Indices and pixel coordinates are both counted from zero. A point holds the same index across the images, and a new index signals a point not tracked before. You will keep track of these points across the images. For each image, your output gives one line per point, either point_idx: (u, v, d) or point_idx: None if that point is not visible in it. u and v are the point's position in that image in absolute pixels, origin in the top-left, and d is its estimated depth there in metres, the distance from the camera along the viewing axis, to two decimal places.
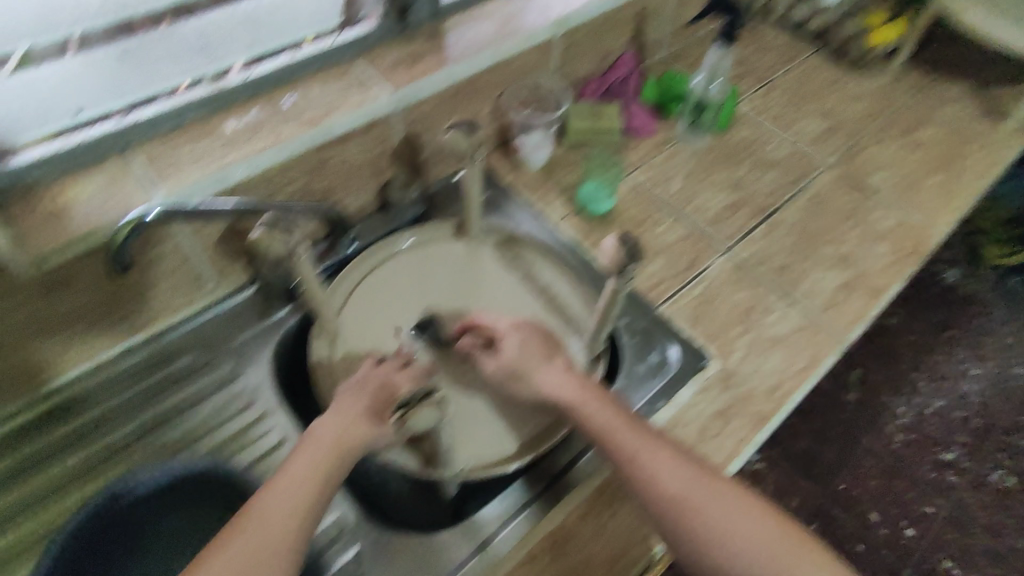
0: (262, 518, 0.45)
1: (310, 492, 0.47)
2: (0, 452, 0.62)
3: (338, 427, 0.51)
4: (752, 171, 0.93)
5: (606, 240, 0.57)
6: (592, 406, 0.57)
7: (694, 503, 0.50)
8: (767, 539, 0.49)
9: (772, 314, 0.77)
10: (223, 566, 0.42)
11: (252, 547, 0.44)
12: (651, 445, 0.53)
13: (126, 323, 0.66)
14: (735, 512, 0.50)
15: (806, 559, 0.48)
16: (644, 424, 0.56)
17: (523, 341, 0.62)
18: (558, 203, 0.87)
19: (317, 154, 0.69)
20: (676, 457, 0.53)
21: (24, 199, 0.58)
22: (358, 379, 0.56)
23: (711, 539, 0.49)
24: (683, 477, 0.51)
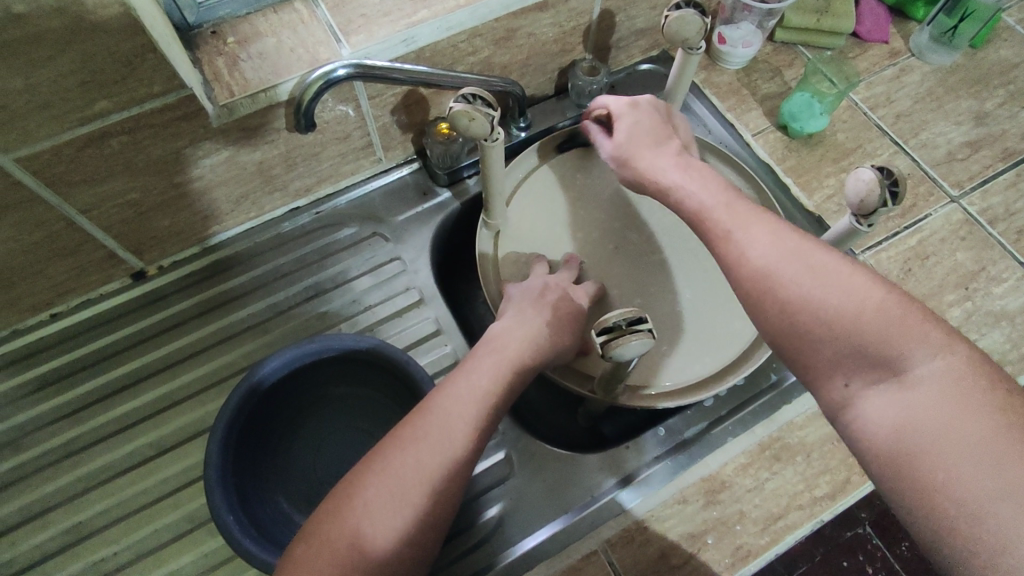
0: (440, 416, 0.42)
1: (493, 403, 0.44)
2: (177, 293, 0.64)
3: (518, 335, 0.48)
4: (1007, 103, 0.75)
5: (862, 170, 0.46)
6: (691, 186, 0.49)
7: (778, 271, 0.40)
8: (876, 314, 0.37)
9: (1001, 284, 0.65)
10: (403, 459, 0.40)
11: (435, 447, 0.41)
12: (748, 217, 0.44)
13: (296, 183, 0.65)
14: (832, 276, 0.39)
15: (922, 336, 0.35)
16: (745, 202, 0.46)
17: (635, 125, 0.55)
18: (754, 113, 0.75)
19: (510, 21, 0.61)
20: (774, 228, 0.43)
21: (213, 37, 0.54)
22: (535, 291, 0.54)
23: (794, 311, 0.39)
24: (778, 247, 0.41)
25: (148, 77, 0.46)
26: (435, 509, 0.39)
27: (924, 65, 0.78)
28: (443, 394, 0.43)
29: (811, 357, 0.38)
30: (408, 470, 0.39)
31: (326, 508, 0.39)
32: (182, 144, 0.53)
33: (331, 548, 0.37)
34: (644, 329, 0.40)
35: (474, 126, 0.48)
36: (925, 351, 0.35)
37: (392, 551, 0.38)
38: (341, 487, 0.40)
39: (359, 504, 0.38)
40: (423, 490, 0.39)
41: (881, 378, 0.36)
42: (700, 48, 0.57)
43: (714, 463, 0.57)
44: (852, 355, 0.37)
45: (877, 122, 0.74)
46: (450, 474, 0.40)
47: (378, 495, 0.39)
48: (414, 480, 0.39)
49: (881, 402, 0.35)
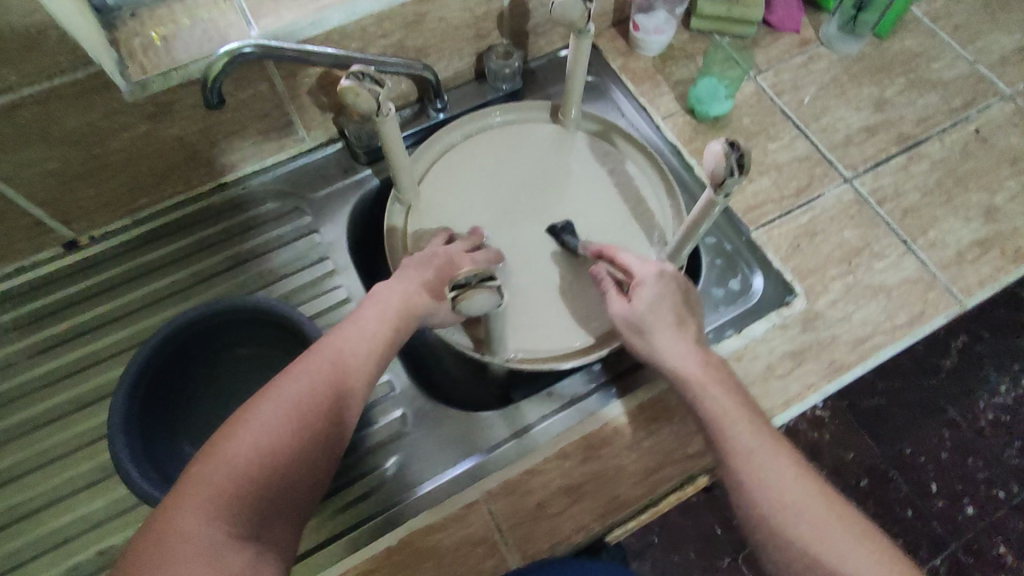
0: (330, 359, 0.49)
1: (381, 347, 0.51)
2: (104, 262, 0.68)
3: (402, 289, 0.54)
4: (907, 90, 0.79)
5: (714, 143, 0.50)
6: (714, 386, 0.52)
7: (753, 455, 0.49)
8: (874, 564, 0.44)
9: (883, 260, 0.68)
10: (295, 391, 0.46)
11: (328, 380, 0.47)
12: (717, 381, 0.53)
13: (220, 160, 0.69)
14: (840, 523, 0.46)
15: (843, 528, 0.46)
16: (724, 371, 0.54)
17: (658, 297, 0.55)
18: (667, 98, 0.79)
19: (416, 7, 0.65)
20: (745, 411, 0.51)
21: (130, 19, 0.58)
22: (425, 255, 0.58)
23: (759, 481, 0.48)
24: (750, 427, 0.50)
25: (54, 53, 0.50)
26: (329, 432, 0.46)
27: (832, 54, 0.81)
28: (333, 338, 0.50)
29: (756, 514, 0.48)
30: (304, 398, 0.46)
31: (223, 431, 0.44)
32: (96, 118, 0.57)
33: (232, 464, 0.42)
34: (492, 285, 0.44)
35: (360, 102, 0.52)
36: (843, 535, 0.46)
37: (290, 466, 0.43)
38: (239, 415, 0.44)
39: (256, 425, 0.44)
40: (317, 420, 0.45)
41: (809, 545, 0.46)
42: (589, 32, 0.61)
43: (596, 422, 0.61)
44: None
45: (782, 107, 0.78)
46: (343, 404, 0.47)
47: (276, 418, 0.44)
48: (308, 410, 0.45)
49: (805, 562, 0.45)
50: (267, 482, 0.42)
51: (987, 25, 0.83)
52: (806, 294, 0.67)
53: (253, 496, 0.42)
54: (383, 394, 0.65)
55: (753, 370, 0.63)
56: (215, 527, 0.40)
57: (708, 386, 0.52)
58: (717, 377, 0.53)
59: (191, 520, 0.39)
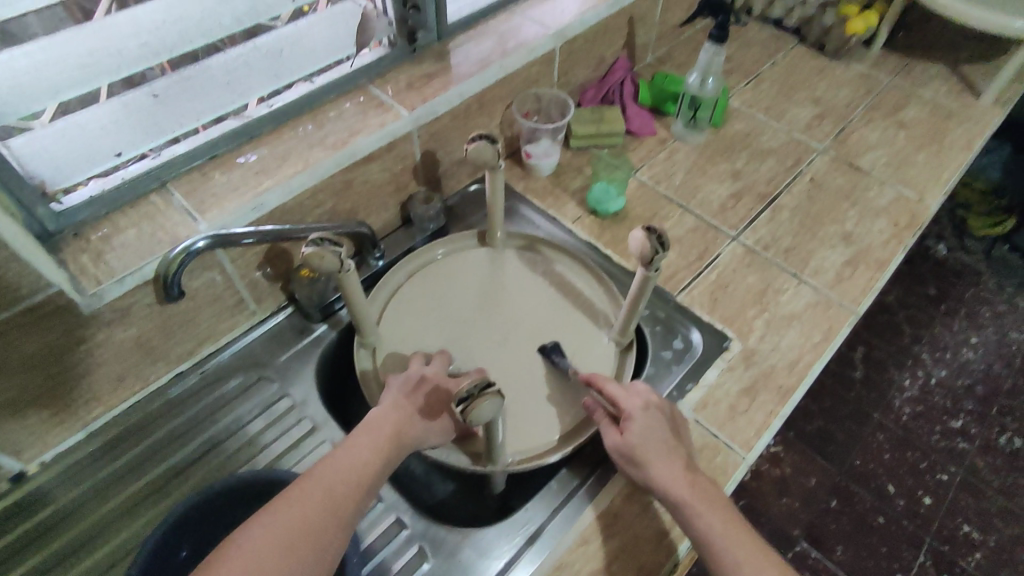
0: (324, 479, 0.49)
1: (371, 475, 0.51)
2: (63, 484, 0.64)
3: (395, 418, 0.55)
4: (751, 160, 0.97)
5: (636, 231, 0.61)
6: (701, 504, 0.54)
7: (743, 569, 0.50)
8: None
9: (786, 293, 0.81)
10: (289, 515, 0.45)
11: (321, 505, 0.47)
12: (703, 498, 0.54)
13: (176, 349, 0.70)
14: None
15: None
16: (713, 489, 0.56)
17: (644, 429, 0.58)
18: (570, 205, 0.91)
19: (345, 174, 0.73)
20: (733, 526, 0.53)
21: (75, 238, 0.61)
22: (413, 379, 0.61)
23: None
24: (738, 540, 0.52)
25: (15, 283, 0.52)
26: (322, 555, 0.45)
27: (686, 145, 1.00)
28: (326, 464, 0.50)
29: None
30: (298, 522, 0.45)
31: (214, 557, 0.43)
32: (56, 336, 0.58)
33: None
34: (493, 390, 0.48)
35: (325, 263, 0.57)
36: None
37: None
38: (231, 539, 0.44)
39: (251, 549, 0.43)
40: (311, 543, 0.45)
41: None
42: (501, 166, 0.72)
43: (603, 501, 0.63)
44: None
45: (664, 193, 0.93)
46: (332, 529, 0.46)
47: (268, 542, 0.43)
48: (302, 532, 0.45)
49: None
50: None
51: (787, 103, 1.07)
52: (738, 336, 0.77)
53: None
54: (393, 534, 0.62)
55: (719, 412, 0.71)
56: None
57: (693, 505, 0.54)
58: (706, 498, 0.54)
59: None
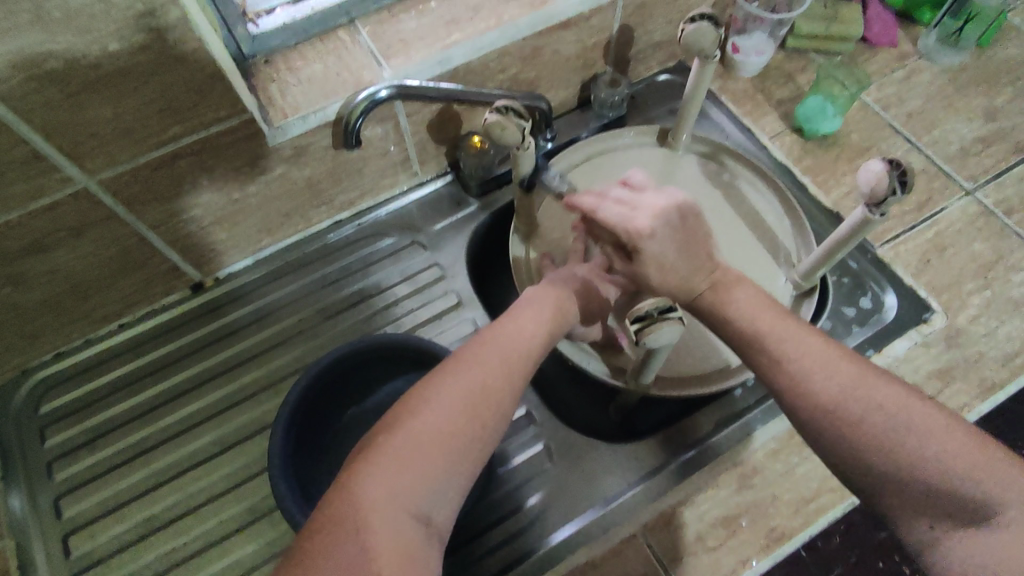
0: (494, 344, 0.45)
1: (540, 343, 0.47)
2: (233, 302, 0.70)
3: (558, 292, 0.52)
4: (1019, 97, 0.77)
5: (872, 161, 0.49)
6: (776, 320, 0.48)
7: (817, 375, 0.44)
8: (939, 440, 0.41)
9: (1020, 273, 0.67)
10: (464, 378, 0.42)
11: (495, 371, 0.43)
12: (800, 335, 0.47)
13: (339, 198, 0.70)
14: (897, 406, 0.42)
15: (1003, 481, 0.39)
16: (792, 317, 0.49)
17: (664, 212, 0.53)
18: (771, 117, 0.78)
19: (536, 40, 0.65)
20: (796, 328, 0.48)
21: (266, 65, 0.59)
22: (569, 270, 0.59)
23: (807, 393, 0.44)
24: (890, 400, 0.42)
25: (216, 103, 0.52)
26: (499, 421, 0.42)
27: (934, 66, 0.81)
28: (494, 329, 0.47)
29: (893, 505, 0.42)
30: (476, 382, 0.42)
31: (400, 408, 0.41)
32: (241, 163, 0.59)
33: (412, 437, 0.39)
34: (675, 316, 0.43)
35: (506, 136, 0.53)
36: (1005, 496, 0.39)
37: (460, 451, 0.40)
38: (411, 395, 0.42)
39: (427, 408, 0.41)
40: (488, 407, 0.42)
41: (966, 524, 0.39)
42: (716, 58, 0.60)
43: (745, 450, 0.59)
44: (935, 498, 0.40)
45: (890, 121, 0.77)
46: (508, 395, 0.43)
47: (449, 398, 0.41)
48: (478, 395, 0.42)
49: (966, 544, 0.39)
50: (438, 461, 0.39)
51: None
52: (944, 311, 0.65)
53: (426, 477, 0.38)
54: (519, 428, 0.63)
55: None
56: (400, 509, 0.37)
57: (699, 275, 0.53)
58: (705, 265, 0.53)
59: (377, 489, 0.37)
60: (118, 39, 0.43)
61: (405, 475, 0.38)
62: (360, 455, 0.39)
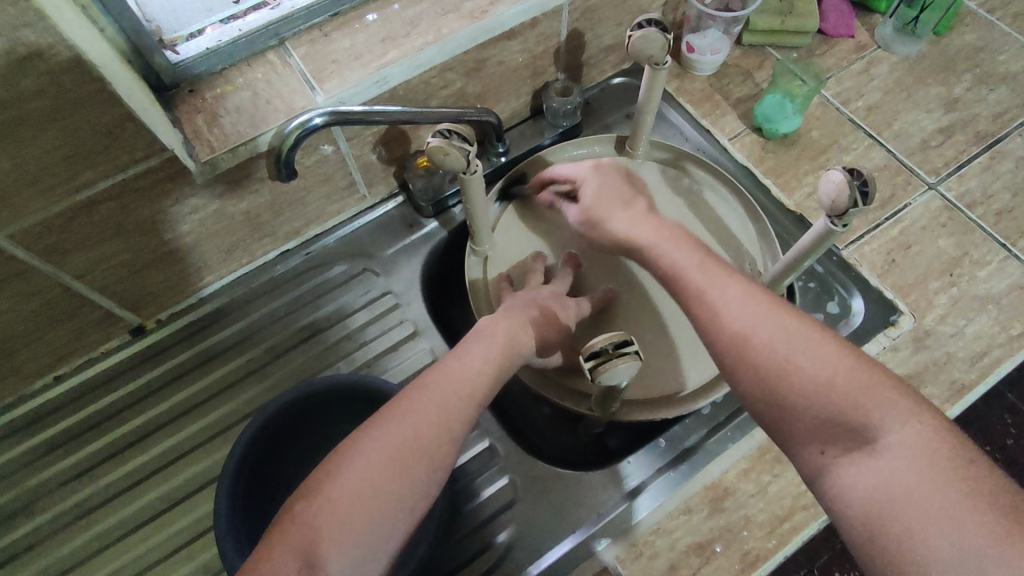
0: (434, 388, 0.43)
1: (486, 386, 0.44)
2: (178, 344, 0.66)
3: (508, 325, 0.50)
4: (978, 85, 0.76)
5: (833, 172, 0.47)
6: (670, 248, 0.50)
7: (726, 309, 0.43)
8: (830, 366, 0.38)
9: (986, 268, 0.66)
10: (397, 430, 0.40)
11: (431, 421, 0.41)
12: (720, 279, 0.45)
13: (284, 228, 0.67)
14: (800, 341, 0.40)
15: (890, 404, 0.36)
16: (718, 262, 0.47)
17: (599, 187, 0.59)
18: (730, 117, 0.76)
19: (479, 52, 0.62)
20: (707, 263, 0.47)
21: (191, 95, 0.54)
22: (524, 297, 0.56)
23: (713, 328, 0.43)
24: (786, 330, 0.40)
25: (130, 144, 0.48)
26: (433, 477, 0.40)
27: (892, 56, 0.79)
28: (437, 371, 0.44)
29: (792, 433, 0.39)
30: (410, 435, 0.40)
31: (326, 467, 0.39)
32: (169, 202, 0.55)
33: (332, 503, 0.37)
34: (631, 352, 0.41)
35: (450, 160, 0.49)
36: (890, 419, 0.36)
37: (386, 512, 0.38)
38: (341, 449, 0.39)
39: (353, 465, 0.38)
40: (421, 463, 0.39)
41: (854, 446, 0.36)
42: (666, 64, 0.57)
43: (717, 471, 0.58)
44: (829, 423, 0.37)
45: (850, 116, 0.75)
46: (445, 447, 0.41)
47: (379, 454, 0.39)
48: (411, 450, 0.39)
49: (851, 467, 0.36)
50: (361, 525, 0.37)
51: None
52: (912, 312, 0.64)
53: (349, 545, 0.36)
54: (484, 461, 0.60)
55: None
56: None
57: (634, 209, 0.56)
58: (633, 200, 0.57)
59: (291, 565, 0.35)
60: (4, 86, 0.39)
61: (325, 544, 0.36)
62: (280, 525, 0.37)
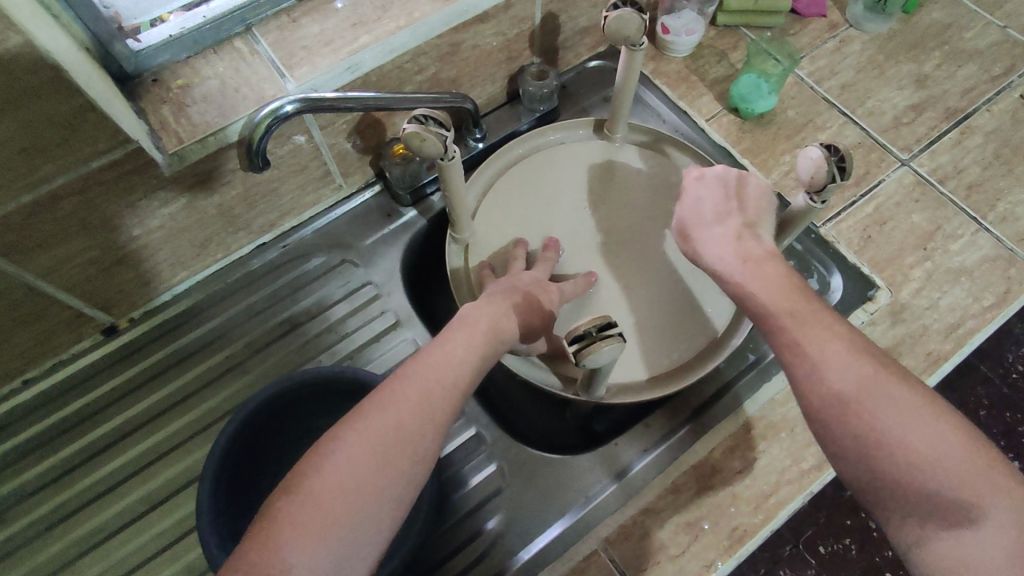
0: (417, 379, 0.42)
1: (468, 373, 0.44)
2: (152, 343, 0.64)
3: (491, 311, 0.49)
4: (946, 62, 0.77)
5: (810, 148, 0.47)
6: (764, 286, 0.43)
7: (827, 367, 0.38)
8: (937, 439, 0.36)
9: (958, 241, 0.67)
10: (380, 423, 0.39)
11: (414, 411, 0.40)
12: (823, 334, 0.40)
13: (258, 221, 0.65)
14: (907, 409, 0.37)
15: (994, 485, 0.35)
16: (815, 301, 0.42)
17: (696, 200, 0.49)
18: (706, 98, 0.76)
19: (453, 35, 0.61)
20: (809, 308, 0.41)
21: (155, 85, 0.52)
22: (507, 283, 0.55)
23: (812, 384, 0.39)
24: (890, 393, 0.37)
25: (92, 136, 0.46)
26: (417, 469, 0.39)
27: (863, 35, 0.80)
28: (418, 361, 0.43)
29: (884, 503, 0.37)
30: (393, 428, 0.39)
31: (307, 462, 0.38)
32: (136, 196, 0.53)
33: (315, 498, 0.36)
34: (615, 334, 0.41)
35: (427, 147, 0.48)
36: (994, 500, 0.34)
37: (369, 507, 0.37)
38: (322, 443, 0.39)
39: (335, 461, 0.37)
40: (404, 455, 0.39)
41: (956, 526, 0.34)
42: (642, 45, 0.57)
43: (703, 450, 0.58)
44: (933, 501, 0.35)
45: (824, 95, 0.76)
46: (428, 437, 0.40)
47: (361, 448, 0.38)
48: (394, 442, 0.39)
49: (951, 548, 0.34)
50: (345, 523, 0.36)
51: None
52: (888, 286, 0.65)
53: (333, 542, 0.35)
54: (471, 449, 0.60)
55: None
56: None
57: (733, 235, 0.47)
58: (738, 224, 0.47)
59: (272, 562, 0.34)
60: None
61: (309, 544, 0.35)
62: (261, 520, 0.36)
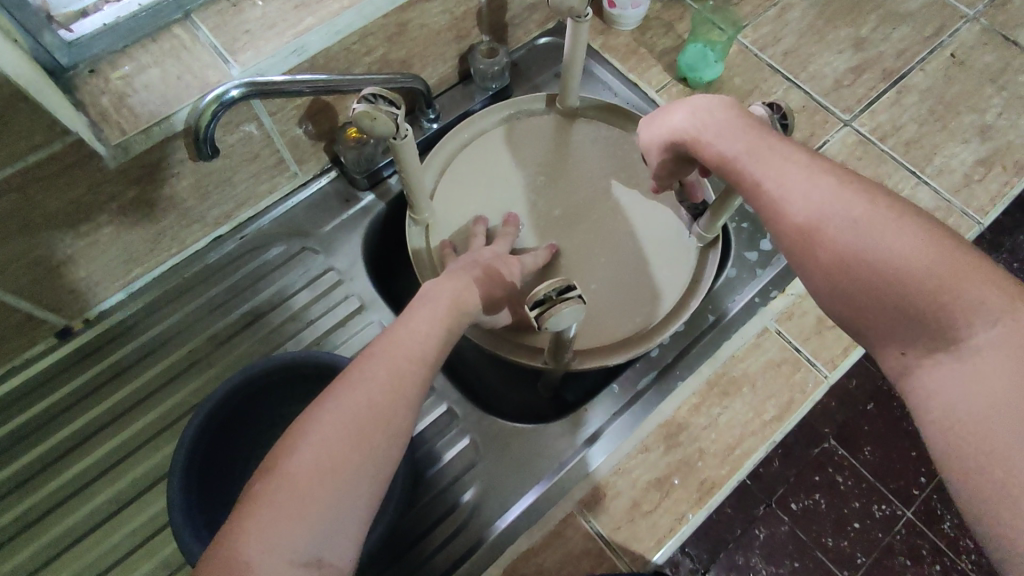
0: (385, 356, 0.42)
1: (435, 347, 0.44)
2: (110, 343, 0.63)
3: (453, 284, 0.50)
4: (881, 25, 0.80)
5: (755, 106, 0.49)
6: (717, 131, 0.43)
7: (788, 196, 0.38)
8: (912, 251, 0.34)
9: (900, 195, 0.70)
10: (351, 400, 0.39)
11: (383, 387, 0.40)
12: (797, 175, 0.39)
13: (212, 213, 0.64)
14: (882, 230, 0.35)
15: (981, 299, 0.32)
16: (773, 136, 0.42)
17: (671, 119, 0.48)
18: (656, 70, 0.77)
19: (399, 15, 0.60)
20: (775, 148, 0.41)
21: (92, 76, 0.51)
22: (468, 258, 0.56)
23: (780, 214, 0.39)
24: (862, 211, 0.36)
25: (26, 128, 0.45)
26: (392, 444, 0.39)
27: (802, 2, 0.82)
28: (384, 339, 0.44)
29: (867, 329, 0.36)
30: (363, 404, 0.39)
31: (281, 446, 0.38)
32: (81, 191, 0.52)
33: (289, 477, 0.36)
34: (574, 295, 0.42)
35: (378, 126, 0.48)
36: (981, 315, 0.32)
37: (346, 483, 0.37)
38: (295, 425, 0.39)
39: (308, 441, 0.37)
40: (377, 429, 0.39)
41: (937, 347, 0.33)
42: (587, 16, 0.58)
43: (670, 409, 0.60)
44: (908, 318, 0.34)
45: (768, 61, 0.78)
46: (399, 411, 0.40)
47: (333, 426, 0.38)
48: (366, 416, 0.39)
49: (937, 370, 0.33)
50: (321, 499, 0.36)
51: None
52: None
53: (310, 521, 0.35)
54: (444, 426, 0.61)
55: (806, 326, 0.64)
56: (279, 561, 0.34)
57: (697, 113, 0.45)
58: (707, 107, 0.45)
59: (253, 545, 0.34)
60: None
61: (286, 524, 0.34)
62: (239, 509, 0.36)
